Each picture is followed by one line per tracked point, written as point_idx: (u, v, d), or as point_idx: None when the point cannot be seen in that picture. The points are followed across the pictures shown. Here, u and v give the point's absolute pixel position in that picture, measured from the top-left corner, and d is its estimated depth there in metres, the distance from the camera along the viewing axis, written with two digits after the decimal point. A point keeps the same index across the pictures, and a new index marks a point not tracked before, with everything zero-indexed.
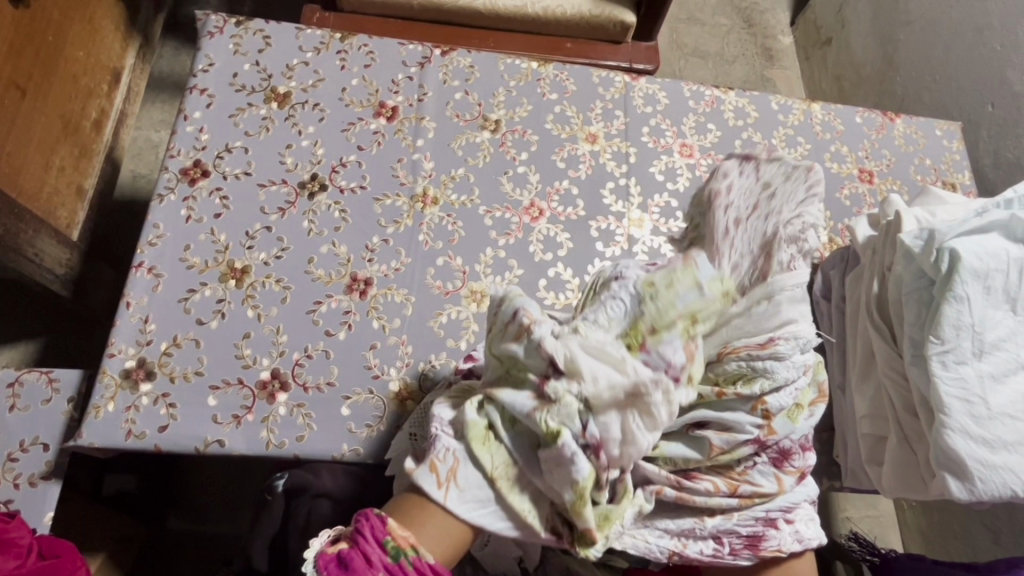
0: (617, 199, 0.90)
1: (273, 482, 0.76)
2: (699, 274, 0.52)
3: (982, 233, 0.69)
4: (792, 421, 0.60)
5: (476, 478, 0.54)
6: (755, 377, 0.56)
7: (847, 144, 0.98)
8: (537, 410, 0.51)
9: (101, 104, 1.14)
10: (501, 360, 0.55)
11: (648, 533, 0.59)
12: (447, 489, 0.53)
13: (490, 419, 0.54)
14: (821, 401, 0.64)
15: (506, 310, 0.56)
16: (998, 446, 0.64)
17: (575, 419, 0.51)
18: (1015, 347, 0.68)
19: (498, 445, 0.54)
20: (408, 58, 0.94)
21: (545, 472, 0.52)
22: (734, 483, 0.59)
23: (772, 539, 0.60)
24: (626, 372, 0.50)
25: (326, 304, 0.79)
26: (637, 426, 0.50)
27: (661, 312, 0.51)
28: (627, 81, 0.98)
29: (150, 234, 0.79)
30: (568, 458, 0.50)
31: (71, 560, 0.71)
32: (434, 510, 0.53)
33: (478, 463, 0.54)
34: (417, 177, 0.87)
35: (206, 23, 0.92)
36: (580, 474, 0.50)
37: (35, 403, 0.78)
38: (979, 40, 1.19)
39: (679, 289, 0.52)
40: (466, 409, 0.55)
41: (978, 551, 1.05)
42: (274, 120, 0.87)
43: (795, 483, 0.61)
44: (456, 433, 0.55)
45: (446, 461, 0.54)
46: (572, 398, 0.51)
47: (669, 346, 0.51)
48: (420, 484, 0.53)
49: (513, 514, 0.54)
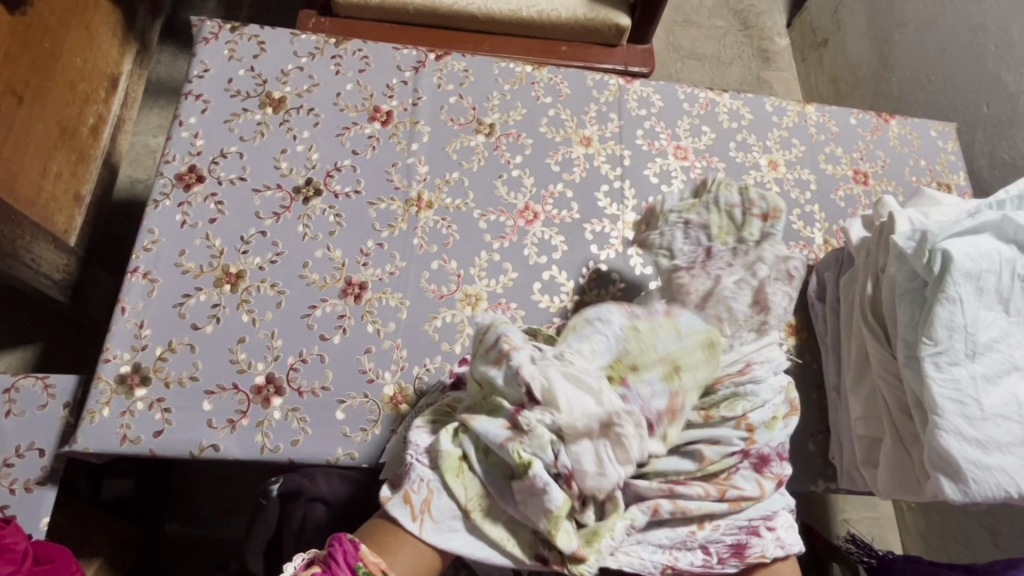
0: (612, 202, 0.90)
1: (268, 486, 0.75)
2: (678, 324, 0.65)
3: (974, 234, 0.69)
4: (770, 429, 0.65)
5: (450, 509, 0.58)
6: (735, 401, 0.65)
7: (842, 146, 0.98)
8: (510, 441, 0.56)
9: (98, 110, 1.15)
10: (480, 387, 0.61)
11: (641, 550, 0.61)
12: (421, 521, 0.57)
13: (465, 450, 0.59)
14: (794, 415, 0.69)
15: (490, 336, 0.61)
16: (991, 447, 0.64)
17: (547, 449, 0.55)
18: (1009, 347, 0.68)
19: (472, 475, 0.59)
20: (402, 62, 0.94)
21: (519, 502, 0.57)
22: (722, 488, 0.62)
23: (756, 546, 0.63)
24: (602, 402, 0.56)
25: (321, 309, 0.79)
26: (608, 456, 0.56)
27: (642, 354, 0.62)
28: (621, 85, 0.98)
29: (145, 239, 0.80)
30: (541, 488, 0.55)
31: (67, 564, 0.72)
32: (404, 537, 0.57)
33: (453, 495, 0.58)
34: (411, 181, 0.87)
35: (201, 29, 0.92)
36: (553, 503, 0.55)
37: (31, 408, 0.78)
38: (973, 40, 1.20)
39: (661, 335, 0.63)
40: (442, 439, 0.60)
41: (979, 551, 1.04)
42: (269, 126, 0.87)
43: (775, 488, 0.64)
44: (431, 463, 0.60)
45: (420, 492, 0.58)
46: (544, 429, 0.55)
47: (646, 386, 0.60)
48: (394, 516, 0.58)
49: (492, 542, 0.58)
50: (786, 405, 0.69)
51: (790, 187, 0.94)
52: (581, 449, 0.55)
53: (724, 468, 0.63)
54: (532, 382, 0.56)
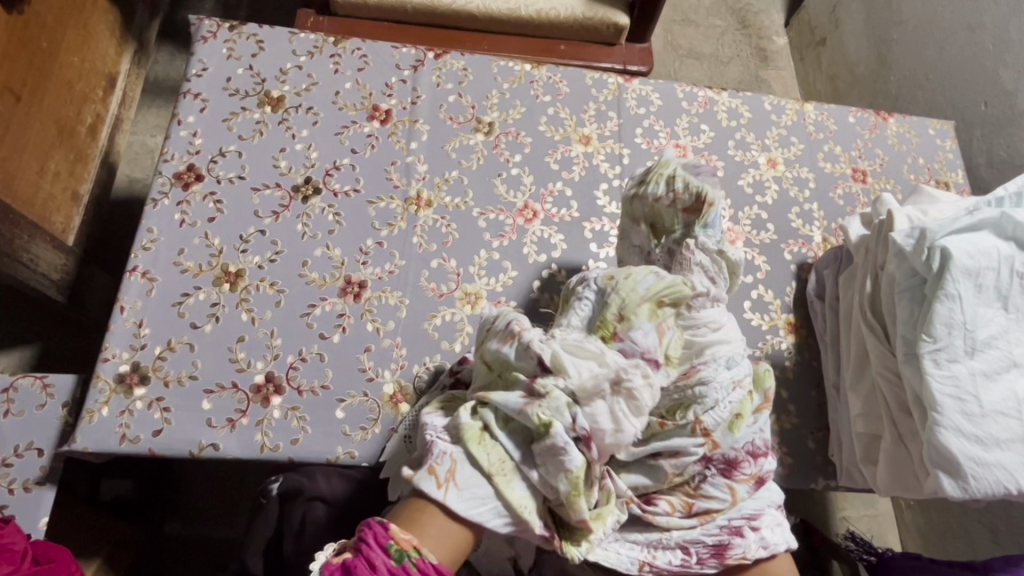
0: (611, 200, 0.90)
1: (268, 486, 0.77)
2: (653, 269, 0.66)
3: (973, 231, 0.69)
4: (732, 430, 0.63)
5: (474, 477, 0.56)
6: (687, 405, 0.63)
7: (840, 144, 0.99)
8: (529, 406, 0.56)
9: (96, 109, 1.14)
10: (491, 367, 0.62)
11: (619, 545, 0.62)
12: (447, 489, 0.55)
13: (485, 421, 0.58)
14: (766, 406, 0.67)
15: (500, 321, 0.62)
16: (991, 444, 0.64)
17: (565, 412, 0.56)
18: (1008, 345, 0.68)
19: (494, 443, 0.57)
20: (401, 61, 0.94)
21: (540, 465, 0.57)
22: (689, 500, 0.64)
23: (737, 547, 0.62)
24: (605, 361, 0.57)
25: (320, 307, 0.79)
26: (622, 412, 0.57)
27: (627, 302, 0.62)
28: (620, 83, 0.98)
29: (143, 238, 0.79)
30: (560, 448, 0.55)
31: (66, 564, 0.72)
32: (434, 512, 0.55)
33: (475, 462, 0.56)
34: (410, 180, 0.87)
35: (199, 28, 0.92)
36: (573, 463, 0.55)
37: (30, 408, 0.78)
38: (971, 39, 1.20)
39: (638, 277, 0.64)
40: (461, 414, 0.59)
41: (977, 549, 1.05)
42: (268, 124, 0.87)
43: (752, 490, 0.64)
44: (452, 439, 0.58)
45: (444, 463, 0.56)
46: (559, 392, 0.56)
47: (640, 332, 0.60)
48: (421, 488, 0.55)
49: (511, 509, 0.56)
50: (760, 398, 0.67)
51: (789, 185, 0.94)
52: (600, 408, 0.57)
53: (690, 480, 0.64)
54: (543, 353, 0.57)
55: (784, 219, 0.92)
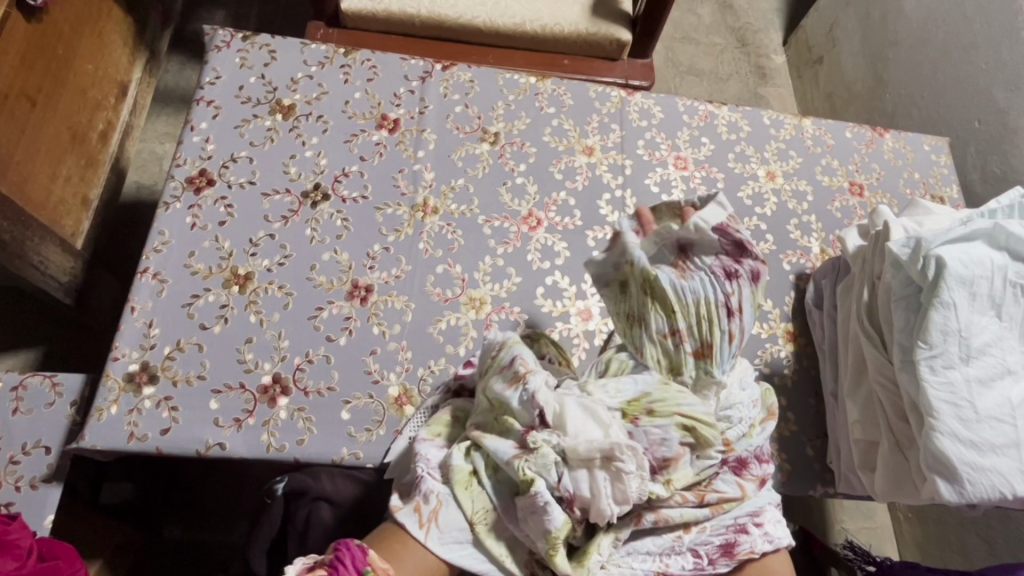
0: (614, 210, 0.92)
1: (274, 486, 0.78)
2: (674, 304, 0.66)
3: (967, 241, 0.71)
4: (748, 436, 0.68)
5: (460, 525, 0.60)
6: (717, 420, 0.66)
7: (838, 158, 1.01)
8: (517, 459, 0.58)
9: (107, 116, 1.16)
10: (493, 407, 0.63)
11: (631, 559, 0.61)
12: (428, 529, 0.60)
13: (475, 466, 0.62)
14: (770, 420, 0.71)
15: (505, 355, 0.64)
16: (986, 449, 0.66)
17: (551, 470, 0.57)
18: (1001, 352, 0.69)
19: (480, 489, 0.61)
20: (409, 72, 0.96)
21: (523, 521, 0.59)
22: (701, 492, 0.62)
23: (745, 543, 0.62)
24: (608, 434, 0.57)
25: (328, 310, 0.80)
26: (606, 489, 0.56)
27: (662, 400, 0.60)
28: (623, 96, 1.00)
29: (155, 240, 0.81)
30: (541, 506, 0.56)
31: (70, 562, 0.72)
32: (403, 536, 0.60)
33: (460, 507, 0.61)
34: (418, 187, 0.89)
35: (213, 37, 0.94)
36: (553, 524, 0.56)
37: (38, 406, 0.79)
38: (965, 58, 1.23)
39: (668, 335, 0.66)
40: (454, 454, 0.63)
41: (974, 560, 1.06)
42: (279, 132, 0.89)
43: (757, 489, 0.65)
44: (441, 478, 0.62)
45: (429, 503, 0.61)
46: (549, 449, 0.57)
47: (658, 427, 0.59)
48: (403, 522, 0.60)
49: (492, 558, 0.60)
50: (764, 412, 0.71)
51: (788, 197, 0.96)
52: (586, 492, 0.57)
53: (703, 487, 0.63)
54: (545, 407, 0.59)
55: (783, 229, 0.94)
